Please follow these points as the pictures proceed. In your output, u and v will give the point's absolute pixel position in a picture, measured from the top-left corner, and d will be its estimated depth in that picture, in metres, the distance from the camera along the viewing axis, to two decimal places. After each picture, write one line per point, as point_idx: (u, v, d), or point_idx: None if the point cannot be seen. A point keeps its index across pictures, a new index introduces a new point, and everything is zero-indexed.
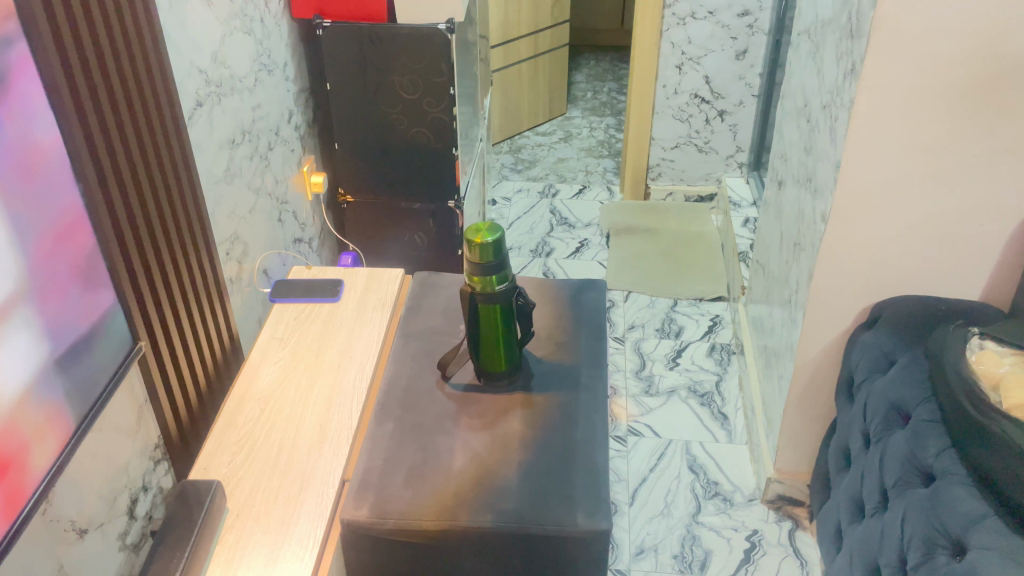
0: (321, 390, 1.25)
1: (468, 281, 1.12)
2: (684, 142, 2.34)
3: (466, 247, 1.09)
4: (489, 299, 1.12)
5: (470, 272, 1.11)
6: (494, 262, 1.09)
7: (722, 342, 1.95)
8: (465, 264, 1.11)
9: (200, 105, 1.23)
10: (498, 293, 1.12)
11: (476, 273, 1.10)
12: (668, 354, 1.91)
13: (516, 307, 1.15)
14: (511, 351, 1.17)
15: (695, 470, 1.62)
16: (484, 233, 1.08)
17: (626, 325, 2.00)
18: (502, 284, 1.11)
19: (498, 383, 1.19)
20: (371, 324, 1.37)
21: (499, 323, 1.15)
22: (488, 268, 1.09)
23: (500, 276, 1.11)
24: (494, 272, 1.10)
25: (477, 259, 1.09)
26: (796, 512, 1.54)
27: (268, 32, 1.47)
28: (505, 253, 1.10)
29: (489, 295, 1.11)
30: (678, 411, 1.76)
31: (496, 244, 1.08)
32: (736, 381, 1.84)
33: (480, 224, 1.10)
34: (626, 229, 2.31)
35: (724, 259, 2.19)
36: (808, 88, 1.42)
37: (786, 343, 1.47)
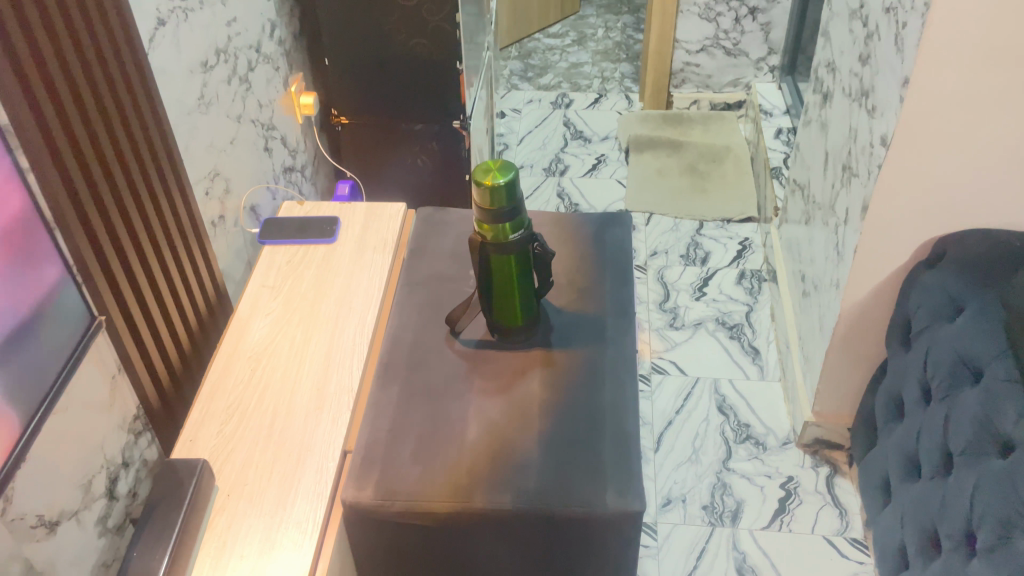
0: (317, 345, 1.13)
1: (478, 230, 0.98)
2: (711, 44, 2.14)
3: (475, 192, 0.94)
4: (503, 250, 0.98)
5: (480, 220, 0.96)
6: (507, 208, 0.94)
7: (751, 268, 1.81)
8: (475, 210, 0.96)
9: (163, 24, 1.06)
10: (513, 243, 0.97)
11: (488, 222, 0.96)
12: (694, 282, 1.78)
13: (535, 258, 1.01)
14: (528, 305, 1.04)
15: (725, 412, 1.51)
16: (496, 174, 0.93)
17: (648, 252, 1.85)
18: (517, 233, 0.97)
19: (514, 339, 1.07)
20: (371, 269, 1.24)
21: (516, 276, 1.01)
22: (501, 216, 0.95)
23: (516, 225, 0.96)
24: (508, 220, 0.95)
25: (488, 205, 0.94)
26: (834, 456, 1.43)
27: None
28: (521, 198, 0.95)
29: (503, 245, 0.97)
30: (705, 346, 1.64)
31: (509, 189, 0.93)
32: (768, 312, 1.71)
33: (491, 164, 0.95)
34: (646, 143, 2.14)
35: (753, 175, 2.03)
36: None
37: (829, 279, 1.33)
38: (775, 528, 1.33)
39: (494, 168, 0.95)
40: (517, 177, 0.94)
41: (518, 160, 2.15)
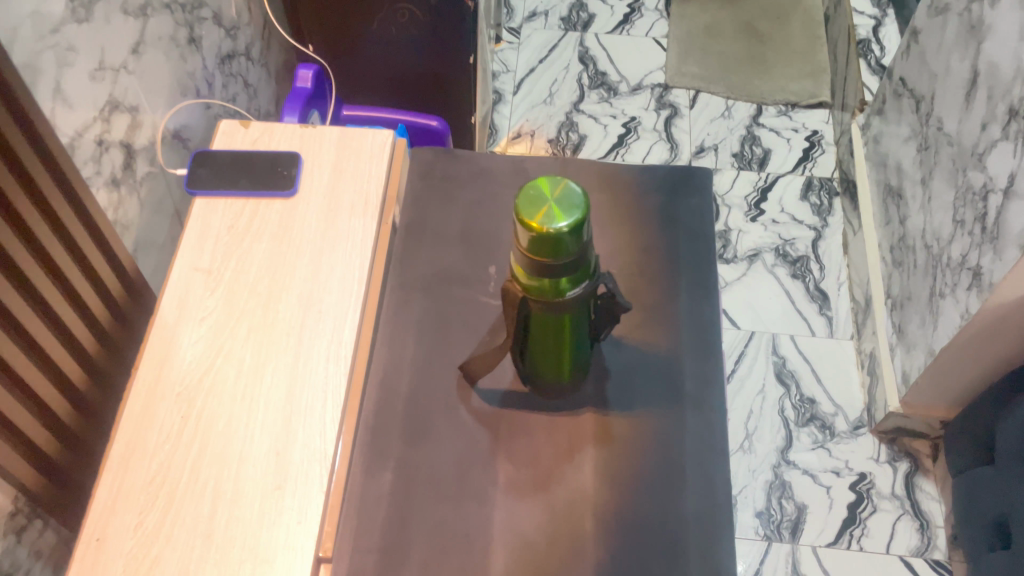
0: (275, 377, 0.80)
1: (517, 278, 0.63)
2: None
3: (518, 232, 0.59)
4: (553, 307, 0.64)
5: (523, 269, 0.61)
6: (567, 259, 0.59)
7: (821, 176, 1.45)
8: (515, 252, 0.61)
9: None
10: (570, 298, 0.63)
11: (535, 274, 0.61)
12: (749, 196, 1.43)
13: (595, 306, 0.67)
14: (576, 358, 0.72)
15: (785, 382, 1.24)
16: (554, 208, 0.57)
17: (692, 148, 1.48)
18: (579, 286, 0.62)
19: (554, 394, 0.75)
20: (347, 248, 0.88)
21: (567, 332, 0.68)
22: (558, 268, 0.60)
23: (577, 277, 0.62)
24: (566, 273, 0.60)
25: (539, 255, 0.59)
26: (915, 447, 1.18)
27: None
28: (588, 238, 0.60)
29: (555, 303, 0.63)
30: (761, 288, 1.33)
31: (575, 233, 0.58)
32: (839, 242, 1.38)
33: (542, 185, 0.59)
34: None
35: (826, 41, 1.60)
36: None
37: (957, 258, 1.01)
38: (843, 544, 1.10)
39: (549, 195, 0.58)
40: (586, 210, 0.58)
41: (529, 5, 1.69)
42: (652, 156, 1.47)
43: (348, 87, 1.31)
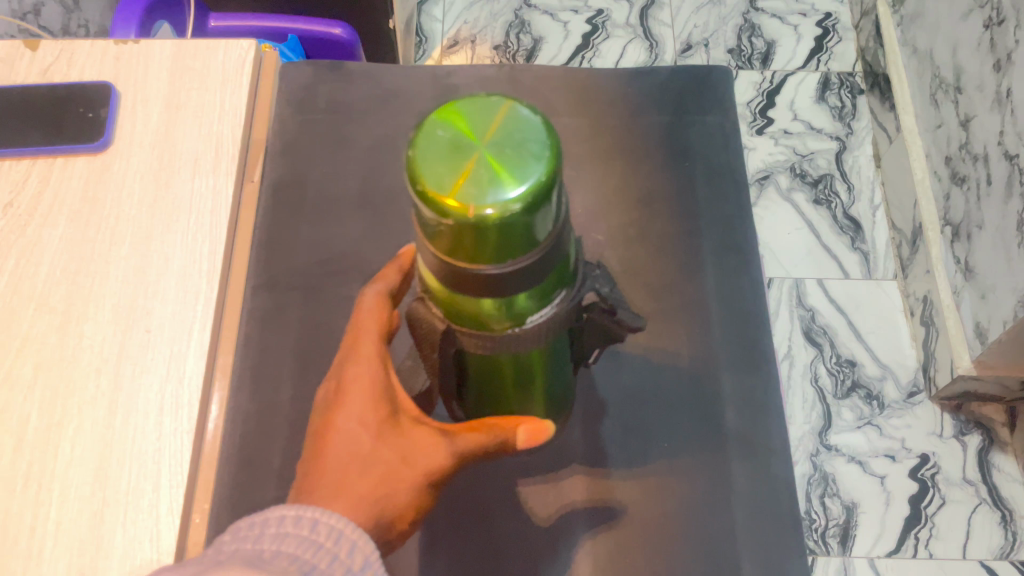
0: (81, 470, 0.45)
1: (440, 297, 0.33)
2: None
3: (424, 215, 0.28)
4: (506, 343, 0.35)
5: (443, 283, 0.32)
6: (525, 259, 0.29)
7: (840, 71, 1.15)
8: (423, 251, 0.31)
9: None
10: (531, 324, 0.34)
11: (464, 291, 0.31)
12: (752, 102, 1.13)
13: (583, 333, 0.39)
14: (548, 409, 0.44)
15: (816, 341, 0.97)
16: (490, 162, 0.27)
17: (677, 45, 1.17)
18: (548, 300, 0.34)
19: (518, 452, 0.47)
20: (201, 233, 0.53)
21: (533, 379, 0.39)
22: (509, 278, 0.30)
23: (543, 289, 0.32)
24: (520, 288, 0.31)
25: (467, 257, 0.29)
26: (986, 414, 0.92)
27: None
28: (561, 216, 0.30)
29: (504, 335, 0.34)
30: (776, 220, 1.05)
31: (539, 208, 0.28)
32: (870, 153, 1.09)
33: (462, 121, 0.29)
34: None
35: None
36: None
37: None
38: (908, 552, 0.86)
39: (475, 134, 0.28)
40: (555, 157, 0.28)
41: None
42: (625, 59, 1.16)
43: None
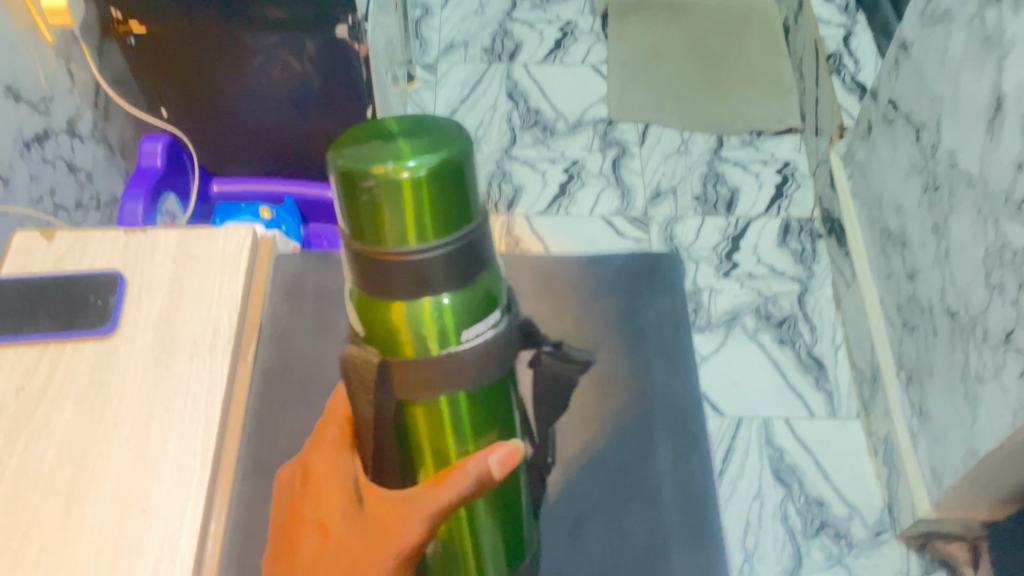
0: None
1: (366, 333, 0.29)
2: None
3: (344, 205, 0.27)
4: (448, 380, 0.30)
5: (371, 293, 0.28)
6: (448, 243, 0.27)
7: (799, 216, 1.23)
8: (347, 261, 0.28)
9: None
10: (469, 343, 0.29)
11: (398, 295, 0.28)
12: (718, 246, 1.21)
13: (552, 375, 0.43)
14: (510, 494, 0.37)
15: (784, 480, 1.01)
16: (403, 141, 0.26)
17: (647, 193, 1.26)
18: (490, 310, 0.30)
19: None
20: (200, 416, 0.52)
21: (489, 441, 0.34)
22: (441, 262, 0.27)
23: (479, 291, 0.29)
24: (452, 276, 0.28)
25: (392, 232, 0.26)
26: (950, 553, 0.95)
27: None
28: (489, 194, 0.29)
29: (442, 359, 0.29)
30: (743, 360, 1.11)
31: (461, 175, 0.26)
32: (830, 294, 1.16)
33: (379, 125, 0.28)
34: (633, 7, 1.46)
35: (789, 56, 1.39)
36: None
37: (998, 333, 0.77)
38: None
39: (394, 129, 0.27)
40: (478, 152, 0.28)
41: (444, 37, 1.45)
42: (599, 205, 1.24)
43: (220, 160, 1.05)
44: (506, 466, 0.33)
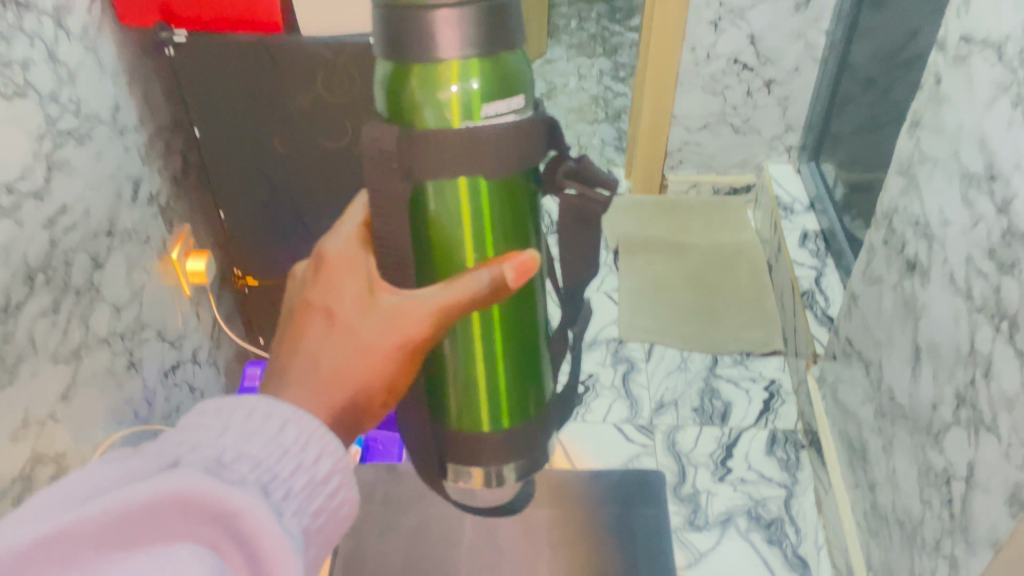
0: None
1: (419, 76, 0.52)
2: (715, 121, 1.65)
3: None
4: (462, 151, 0.54)
5: (397, 58, 0.52)
6: (467, 3, 0.50)
7: (784, 429, 1.42)
8: (385, 25, 0.52)
9: None
10: (495, 119, 0.54)
11: (441, 57, 0.51)
12: (713, 453, 1.39)
13: (581, 218, 0.62)
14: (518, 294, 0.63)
15: None
16: None
17: (652, 404, 1.46)
18: (506, 96, 0.54)
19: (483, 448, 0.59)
20: None
21: (501, 233, 0.60)
22: (454, 19, 0.50)
23: (493, 67, 0.53)
24: (471, 29, 0.51)
25: None
26: None
27: (69, 71, 0.81)
28: (506, 14, 0.52)
29: (464, 128, 0.54)
30: (739, 558, 1.25)
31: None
32: (813, 500, 1.33)
33: None
34: (640, 243, 1.73)
35: (773, 287, 1.63)
36: (1001, 153, 0.80)
37: (931, 541, 0.94)
38: None
39: None
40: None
41: None
42: (611, 414, 1.45)
43: None
44: (518, 278, 0.55)
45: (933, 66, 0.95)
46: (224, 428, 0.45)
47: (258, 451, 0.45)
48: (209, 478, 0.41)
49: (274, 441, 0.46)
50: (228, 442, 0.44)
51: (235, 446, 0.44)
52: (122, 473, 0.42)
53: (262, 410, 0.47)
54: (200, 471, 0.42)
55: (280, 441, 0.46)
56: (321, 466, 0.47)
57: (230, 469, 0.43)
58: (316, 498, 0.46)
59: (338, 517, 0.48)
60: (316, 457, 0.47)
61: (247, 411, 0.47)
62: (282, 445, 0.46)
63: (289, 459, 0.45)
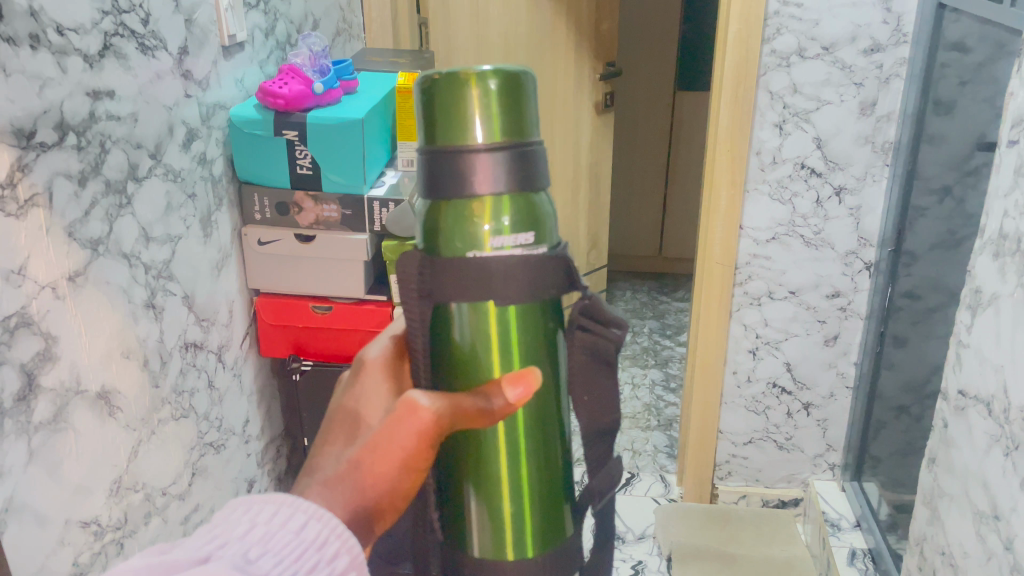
0: None
1: (438, 223, 0.50)
2: (760, 437, 1.75)
3: (425, 125, 0.49)
4: (477, 284, 0.50)
5: (433, 196, 0.50)
6: (499, 144, 0.48)
7: None
8: (422, 166, 0.50)
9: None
10: (519, 245, 0.50)
11: (467, 201, 0.49)
12: None
13: (598, 356, 0.55)
14: (548, 423, 0.54)
15: None
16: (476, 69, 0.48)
17: None
18: (524, 231, 0.50)
19: (514, 573, 0.54)
20: None
21: (527, 351, 0.52)
22: (489, 161, 0.48)
23: (523, 206, 0.49)
24: (503, 186, 0.48)
25: (470, 136, 0.48)
26: None
27: (220, 394, 1.03)
28: (540, 161, 0.51)
29: (490, 253, 0.49)
30: None
31: (508, 112, 0.48)
32: None
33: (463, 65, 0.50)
34: (692, 552, 1.68)
35: None
36: (999, 496, 0.91)
37: None
38: None
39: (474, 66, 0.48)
40: (525, 102, 0.50)
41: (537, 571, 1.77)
42: None
43: None
44: (523, 396, 0.49)
45: (941, 411, 1.09)
46: (250, 525, 0.39)
47: (278, 548, 0.38)
48: None
49: (293, 538, 0.38)
50: (254, 539, 0.38)
51: (261, 543, 0.38)
52: (162, 561, 0.37)
53: (279, 507, 0.40)
54: (227, 567, 0.36)
55: (299, 538, 0.38)
56: (340, 565, 0.39)
57: (256, 565, 0.37)
58: None
59: None
60: (335, 554, 0.39)
61: (269, 510, 0.40)
62: (301, 540, 0.38)
63: (310, 556, 0.38)
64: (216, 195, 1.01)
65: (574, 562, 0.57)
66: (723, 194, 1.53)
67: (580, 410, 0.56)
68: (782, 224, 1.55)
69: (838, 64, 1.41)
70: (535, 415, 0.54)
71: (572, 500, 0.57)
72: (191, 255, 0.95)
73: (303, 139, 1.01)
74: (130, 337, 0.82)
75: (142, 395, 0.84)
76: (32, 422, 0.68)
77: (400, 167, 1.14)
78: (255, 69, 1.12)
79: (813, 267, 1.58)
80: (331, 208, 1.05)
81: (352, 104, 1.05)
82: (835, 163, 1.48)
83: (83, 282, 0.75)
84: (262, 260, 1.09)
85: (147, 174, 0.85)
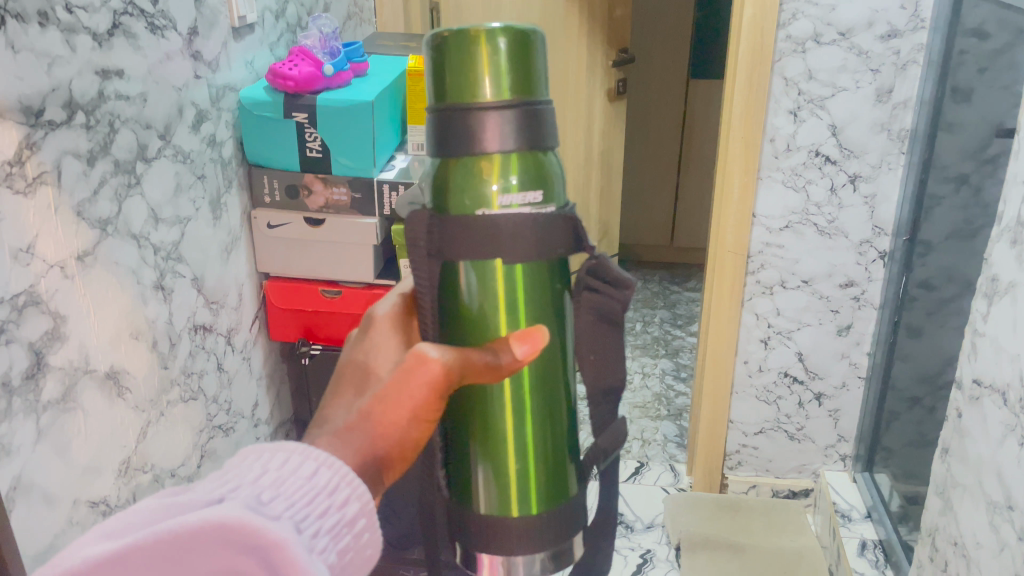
0: None
1: (449, 179, 0.49)
2: (771, 427, 1.74)
3: (435, 84, 0.49)
4: (485, 240, 0.49)
5: (443, 153, 0.49)
6: (508, 102, 0.48)
7: None
8: (431, 124, 0.49)
9: None
10: (526, 204, 0.49)
11: (477, 158, 0.48)
12: None
13: (605, 317, 0.55)
14: (551, 381, 0.54)
15: None
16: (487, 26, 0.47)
17: None
18: (534, 189, 0.49)
19: (518, 531, 0.53)
20: None
21: (534, 311, 0.52)
22: (497, 119, 0.47)
23: (531, 165, 0.49)
24: (512, 146, 0.48)
25: (479, 94, 0.47)
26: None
27: (229, 377, 1.02)
28: (548, 121, 0.50)
29: (499, 210, 0.49)
30: None
31: (517, 70, 0.48)
32: None
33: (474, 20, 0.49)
34: (701, 541, 1.67)
35: None
36: (1012, 486, 0.90)
37: None
38: None
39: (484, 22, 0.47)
40: (534, 60, 0.48)
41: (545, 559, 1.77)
42: None
43: None
44: (530, 354, 0.49)
45: (955, 401, 1.08)
46: (261, 471, 0.36)
47: (290, 492, 0.36)
48: (255, 516, 0.33)
49: (306, 484, 0.36)
50: (266, 483, 0.36)
51: (273, 487, 0.36)
52: (171, 506, 0.34)
53: (290, 453, 0.37)
54: (241, 506, 0.34)
55: (311, 484, 0.36)
56: (350, 512, 0.37)
57: (269, 506, 0.34)
58: (343, 538, 0.37)
59: (363, 560, 0.38)
60: (346, 500, 0.37)
61: (279, 457, 0.37)
62: (314, 484, 0.36)
63: (322, 501, 0.36)
64: (225, 177, 1.00)
65: (578, 519, 0.56)
66: (736, 180, 1.51)
67: (586, 370, 0.56)
68: (796, 212, 1.54)
69: (854, 49, 1.39)
70: (539, 373, 0.53)
71: (576, 459, 0.56)
72: (201, 237, 0.94)
73: (313, 122, 1.00)
74: (138, 318, 0.82)
75: (150, 377, 0.84)
76: (40, 402, 0.68)
77: (410, 151, 1.13)
78: (265, 52, 1.11)
79: (827, 257, 1.56)
80: (341, 191, 1.04)
81: (363, 87, 1.04)
82: (850, 151, 1.47)
83: (92, 262, 0.74)
84: (272, 242, 1.08)
85: (157, 154, 0.85)
